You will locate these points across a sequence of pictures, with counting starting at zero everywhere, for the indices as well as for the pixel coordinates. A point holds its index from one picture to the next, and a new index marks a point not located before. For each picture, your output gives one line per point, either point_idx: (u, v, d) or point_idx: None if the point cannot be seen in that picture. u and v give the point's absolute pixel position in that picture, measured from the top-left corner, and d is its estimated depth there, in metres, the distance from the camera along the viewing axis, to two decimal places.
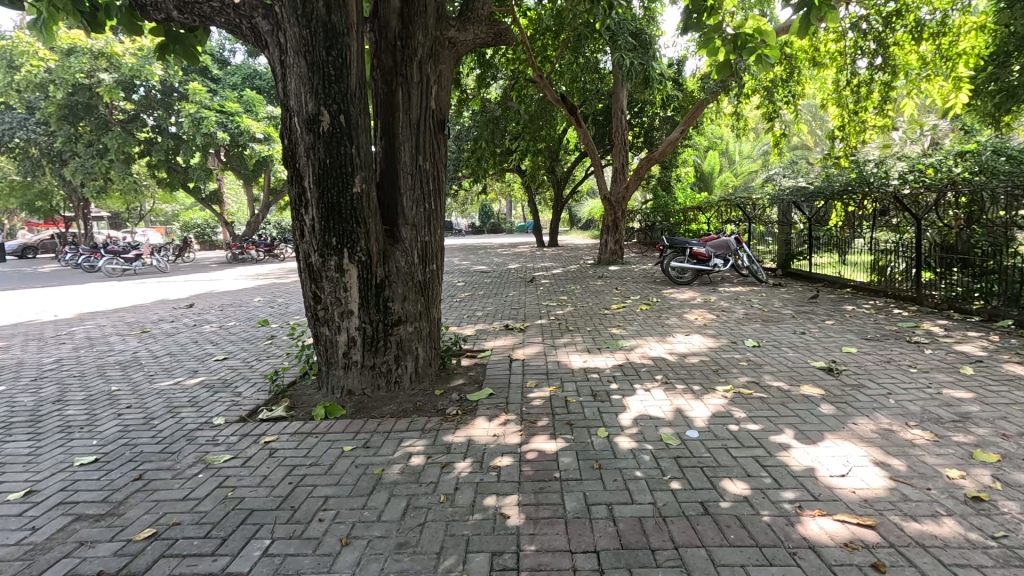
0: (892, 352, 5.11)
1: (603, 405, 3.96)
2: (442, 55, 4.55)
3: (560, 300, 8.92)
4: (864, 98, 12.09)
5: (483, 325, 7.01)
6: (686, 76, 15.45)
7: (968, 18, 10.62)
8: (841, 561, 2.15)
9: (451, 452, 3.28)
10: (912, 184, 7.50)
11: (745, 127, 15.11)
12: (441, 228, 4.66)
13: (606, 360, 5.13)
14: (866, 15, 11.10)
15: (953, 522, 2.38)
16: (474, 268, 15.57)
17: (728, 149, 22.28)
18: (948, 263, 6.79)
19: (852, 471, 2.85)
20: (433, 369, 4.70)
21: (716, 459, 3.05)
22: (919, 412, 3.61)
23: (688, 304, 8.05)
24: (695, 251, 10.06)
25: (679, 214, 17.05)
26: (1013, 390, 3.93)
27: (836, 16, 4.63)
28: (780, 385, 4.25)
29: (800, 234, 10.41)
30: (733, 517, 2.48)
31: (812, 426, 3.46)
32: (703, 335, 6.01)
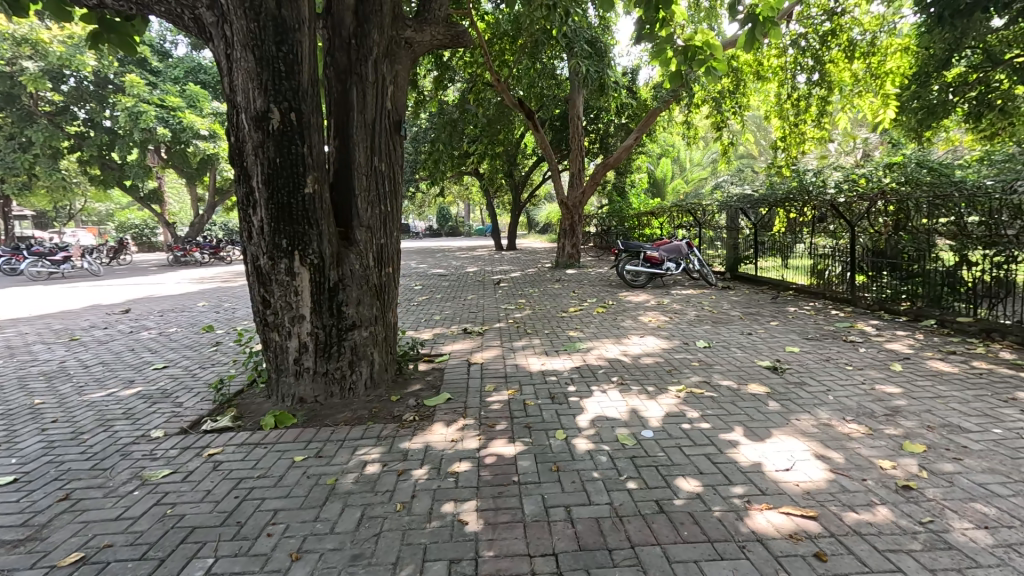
0: (830, 350, 5.42)
1: (561, 407, 4.00)
2: (399, 56, 4.48)
3: (518, 303, 8.96)
4: (804, 111, 12.81)
5: (441, 328, 6.94)
6: (640, 85, 15.89)
7: (895, 40, 11.45)
8: (787, 552, 2.24)
9: (408, 459, 3.21)
10: (847, 192, 7.97)
11: (695, 135, 15.69)
12: (397, 230, 4.59)
13: (564, 362, 5.19)
14: (805, 33, 11.80)
15: (886, 510, 2.53)
16: (433, 271, 15.41)
17: (680, 157, 23.02)
18: (879, 266, 7.33)
19: (796, 464, 2.99)
20: (388, 374, 4.60)
21: (670, 458, 3.13)
22: (855, 407, 3.84)
23: (643, 306, 8.26)
24: (648, 255, 10.36)
25: (634, 219, 17.52)
26: (936, 385, 4.25)
27: (778, 33, 4.89)
28: (728, 384, 4.42)
29: (746, 239, 10.90)
30: (687, 514, 2.55)
31: (759, 423, 3.61)
32: (657, 337, 6.18)
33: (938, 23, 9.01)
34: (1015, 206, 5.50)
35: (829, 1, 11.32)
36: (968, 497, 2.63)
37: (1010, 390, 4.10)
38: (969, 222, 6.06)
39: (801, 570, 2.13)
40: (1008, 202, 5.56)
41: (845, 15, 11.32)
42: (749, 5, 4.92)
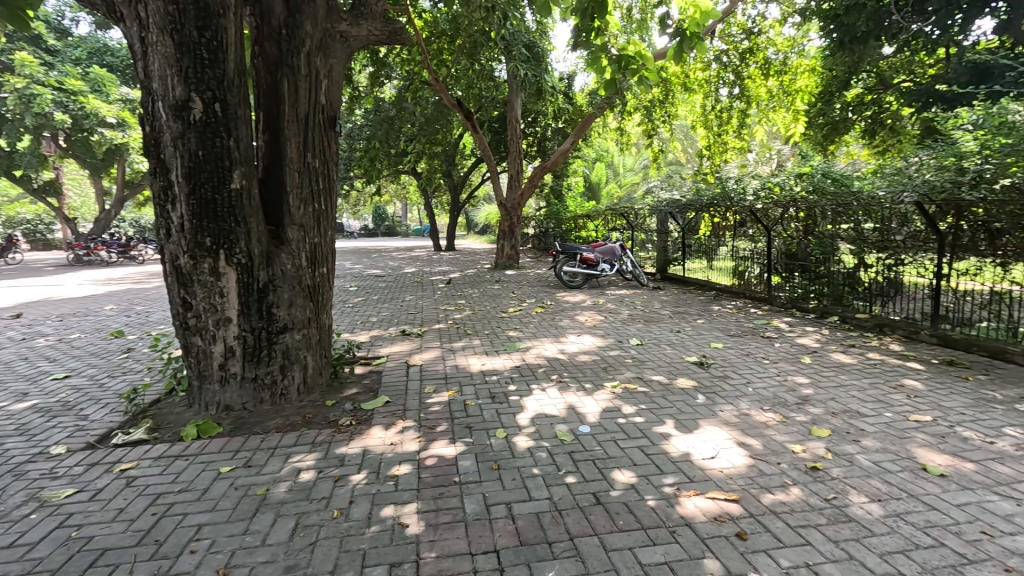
0: (749, 345, 5.84)
1: (501, 406, 4.03)
2: (333, 49, 4.33)
3: (457, 304, 8.92)
4: (726, 122, 13.71)
5: (378, 330, 6.78)
6: (575, 91, 16.32)
7: (803, 61, 12.54)
8: (712, 534, 2.40)
9: (345, 464, 3.12)
10: (764, 199, 8.59)
11: (628, 142, 16.34)
12: (332, 230, 4.44)
13: (504, 361, 5.24)
14: (726, 50, 12.65)
15: (798, 490, 2.77)
16: (369, 272, 15.00)
17: (614, 162, 23.72)
18: (791, 268, 7.99)
19: (720, 453, 3.20)
20: (323, 379, 4.44)
21: (606, 452, 3.25)
22: (771, 397, 4.17)
23: (579, 306, 8.49)
24: (585, 256, 10.66)
25: (571, 222, 17.96)
26: (840, 375, 4.70)
27: (704, 48, 5.19)
28: (660, 379, 4.65)
29: (675, 241, 11.47)
30: (622, 504, 2.66)
31: (687, 415, 3.82)
32: (593, 335, 6.37)
33: (839, 47, 10.21)
34: (902, 215, 6.16)
35: (747, 22, 12.23)
36: (865, 475, 2.93)
37: (899, 377, 4.61)
38: (864, 228, 6.71)
39: (724, 549, 2.29)
40: (897, 211, 6.21)
41: (761, 35, 12.28)
42: (677, 21, 5.20)
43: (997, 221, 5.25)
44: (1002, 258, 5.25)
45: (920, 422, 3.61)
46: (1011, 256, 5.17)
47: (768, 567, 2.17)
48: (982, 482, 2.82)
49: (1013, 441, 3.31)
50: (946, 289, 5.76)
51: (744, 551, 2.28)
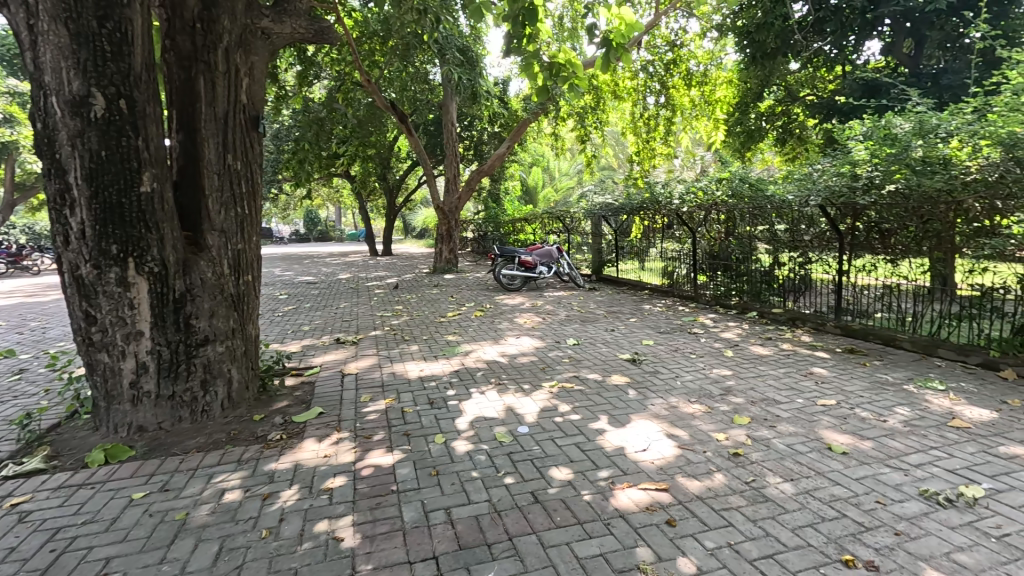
0: (677, 341, 6.17)
1: (440, 411, 4.00)
2: (254, 46, 4.12)
3: (395, 309, 8.75)
4: (653, 129, 14.38)
5: (310, 339, 6.52)
6: (510, 96, 16.55)
7: (721, 73, 13.45)
8: (644, 523, 2.50)
9: (275, 480, 2.98)
10: (689, 203, 9.08)
11: (562, 147, 16.71)
12: (257, 235, 4.23)
13: (442, 366, 5.20)
14: (652, 60, 13.29)
15: (722, 476, 2.95)
16: (301, 279, 14.37)
17: (549, 166, 24.24)
18: (715, 267, 8.52)
19: (651, 445, 3.36)
20: (249, 393, 4.20)
21: (544, 450, 3.31)
22: (698, 389, 4.42)
23: (518, 309, 8.59)
24: (523, 259, 10.80)
25: (508, 225, 18.13)
26: (758, 366, 5.06)
27: (629, 58, 5.44)
28: (595, 377, 4.80)
29: (609, 244, 11.88)
30: (559, 500, 2.72)
31: (621, 410, 3.97)
32: (531, 337, 6.47)
33: (753, 61, 10.99)
34: (809, 217, 6.73)
35: (670, 34, 12.92)
36: (780, 457, 3.17)
37: (808, 366, 5.04)
38: (776, 230, 7.29)
39: (655, 536, 2.40)
40: (805, 213, 6.80)
41: (683, 47, 13.04)
42: (604, 31, 5.41)
43: (887, 222, 5.86)
44: (893, 257, 5.82)
45: (826, 406, 3.96)
46: (901, 253, 5.73)
47: (694, 550, 2.30)
48: (878, 457, 3.13)
49: (902, 418, 3.71)
50: (846, 284, 6.35)
51: (673, 537, 2.40)
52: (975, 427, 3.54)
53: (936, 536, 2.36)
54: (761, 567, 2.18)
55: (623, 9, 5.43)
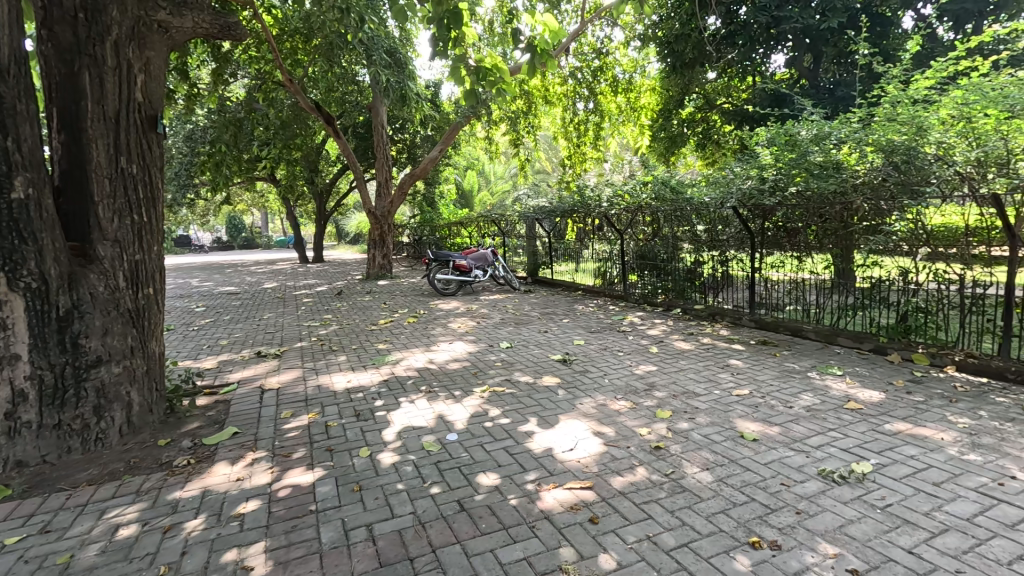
0: (606, 340, 6.35)
1: (366, 424, 3.86)
2: (149, 40, 3.76)
3: (324, 319, 8.40)
4: (583, 134, 14.77)
5: (228, 354, 6.11)
6: (442, 99, 16.41)
7: (645, 81, 14.10)
8: (568, 523, 2.53)
9: (179, 511, 2.75)
10: (616, 206, 9.38)
11: (496, 150, 16.79)
12: (158, 245, 3.89)
13: (371, 376, 5.04)
14: (580, 67, 13.65)
15: (643, 469, 3.05)
16: (221, 289, 13.46)
17: (484, 170, 24.28)
18: (642, 267, 8.88)
19: (578, 444, 3.41)
20: (154, 416, 3.86)
21: (472, 457, 3.28)
22: (624, 386, 4.55)
23: (452, 313, 8.51)
24: (457, 263, 10.67)
25: (444, 229, 17.98)
26: (681, 361, 5.29)
27: (554, 64, 5.50)
28: (526, 379, 4.83)
29: (543, 246, 12.05)
30: (485, 507, 2.70)
31: (550, 411, 4.02)
32: (464, 342, 6.42)
33: (673, 70, 11.62)
34: (725, 218, 7.14)
35: (596, 42, 13.36)
36: (697, 447, 3.32)
37: (726, 358, 5.34)
38: (696, 230, 7.69)
39: (578, 536, 2.43)
40: (721, 214, 7.19)
41: (609, 55, 13.53)
42: (529, 37, 5.43)
43: (795, 223, 6.25)
44: (801, 253, 6.22)
45: (740, 396, 4.20)
46: (807, 250, 6.14)
47: (615, 545, 2.35)
48: (784, 441, 3.36)
49: (806, 403, 4.00)
50: (758, 280, 6.81)
51: (595, 534, 2.44)
52: (866, 408, 3.89)
53: (831, 511, 2.55)
54: (676, 557, 2.26)
55: (547, 16, 5.48)
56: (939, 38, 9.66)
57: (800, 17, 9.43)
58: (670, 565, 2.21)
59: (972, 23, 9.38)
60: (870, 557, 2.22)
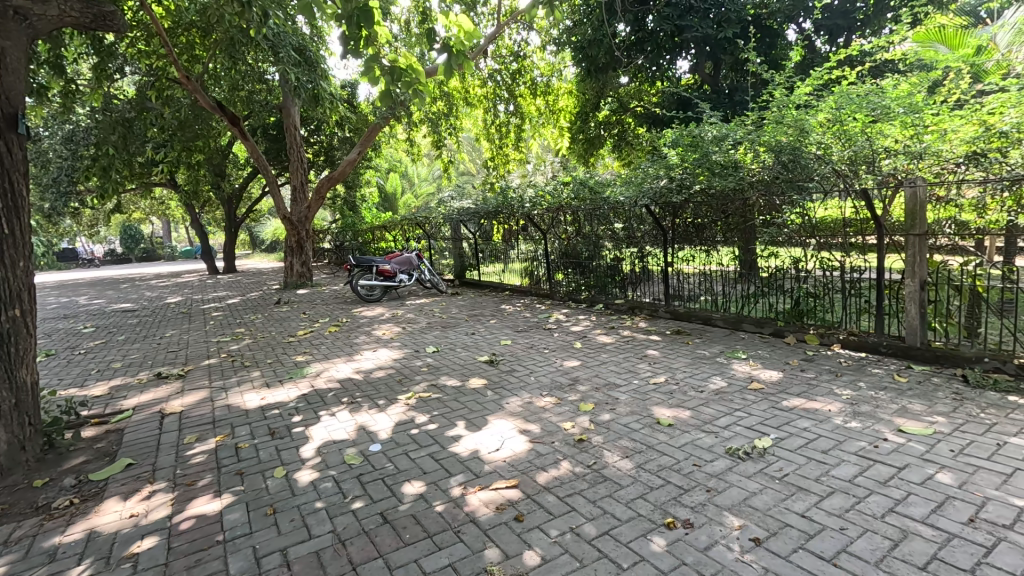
0: (532, 338, 6.45)
1: (281, 442, 3.64)
2: (5, 29, 3.31)
3: (235, 333, 7.82)
4: (505, 136, 14.92)
5: (122, 378, 5.54)
6: (360, 100, 15.90)
7: (562, 85, 14.46)
8: (493, 523, 2.53)
9: (59, 559, 2.44)
10: (539, 206, 9.55)
11: (418, 152, 16.51)
12: (26, 258, 3.44)
13: (289, 392, 4.75)
14: (499, 69, 13.75)
15: (567, 463, 3.11)
16: (115, 306, 12.20)
17: (407, 172, 23.84)
18: (566, 265, 9.12)
19: (504, 443, 3.42)
20: (28, 454, 3.41)
21: (397, 466, 3.19)
22: (550, 383, 4.63)
23: (377, 320, 8.26)
24: (381, 268, 10.35)
25: (368, 233, 17.49)
26: (603, 354, 5.48)
27: (470, 65, 5.49)
28: (453, 383, 4.78)
29: (470, 248, 12.06)
30: (409, 516, 2.64)
31: (477, 413, 4.00)
32: (389, 349, 6.26)
33: (588, 74, 12.05)
34: (640, 215, 7.45)
35: (514, 45, 13.47)
36: (618, 436, 3.45)
37: (644, 349, 5.60)
38: (615, 228, 7.99)
39: (503, 535, 2.43)
40: (635, 212, 7.51)
41: (527, 58, 13.71)
42: (444, 38, 5.37)
43: (702, 218, 6.64)
44: (709, 246, 6.62)
45: (656, 384, 4.43)
46: (714, 245, 6.55)
47: (540, 541, 2.38)
48: (696, 424, 3.57)
49: (715, 387, 4.29)
50: (671, 273, 7.21)
51: (520, 532, 2.45)
52: (767, 387, 4.23)
53: (736, 486, 2.74)
54: (598, 546, 2.32)
55: (461, 17, 5.45)
56: (817, 49, 10.70)
57: (700, 28, 10.12)
58: (592, 554, 2.27)
59: (843, 37, 10.47)
60: (770, 524, 2.40)
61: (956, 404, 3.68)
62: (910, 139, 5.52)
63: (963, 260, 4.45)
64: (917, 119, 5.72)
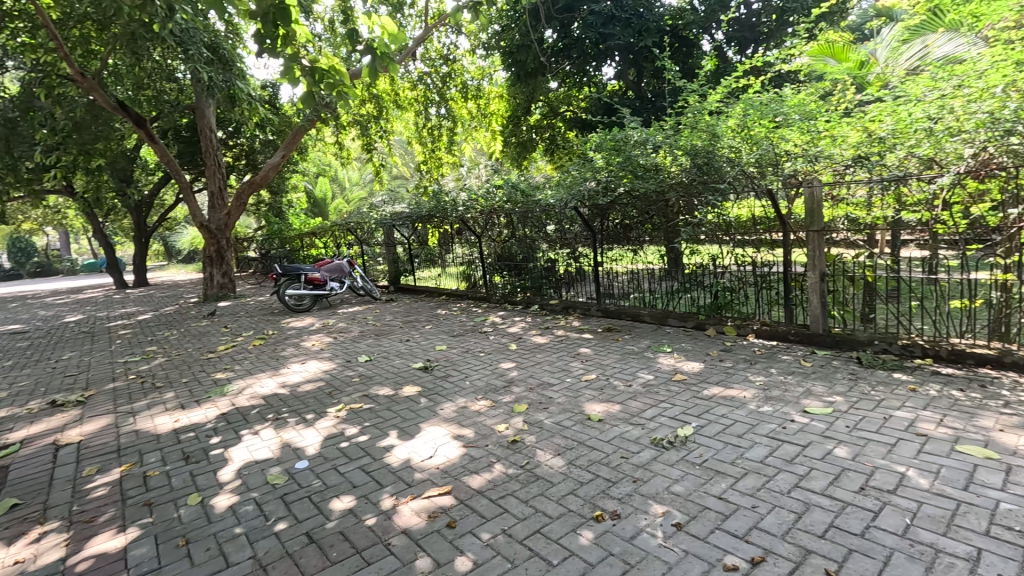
0: (467, 342, 6.43)
1: (197, 466, 3.40)
2: None
3: (146, 352, 7.21)
4: (437, 139, 14.83)
5: (8, 409, 4.94)
6: (283, 102, 15.20)
7: (493, 89, 14.56)
8: (425, 532, 2.49)
9: None
10: (472, 210, 9.55)
11: (348, 155, 16.01)
12: None
13: (206, 411, 4.45)
14: (429, 73, 13.62)
15: (501, 465, 3.13)
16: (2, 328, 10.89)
17: (337, 176, 23.10)
18: (502, 268, 9.19)
19: (437, 450, 3.39)
20: None
21: (324, 482, 3.06)
22: (485, 386, 4.63)
23: (307, 331, 7.91)
24: (309, 276, 9.91)
25: (296, 240, 16.73)
26: (537, 355, 5.56)
27: (396, 68, 5.38)
28: (386, 392, 4.67)
29: (404, 253, 11.85)
30: (337, 533, 2.54)
31: (410, 421, 3.93)
32: (319, 360, 6.01)
33: (518, 78, 12.36)
34: (570, 217, 7.62)
35: (443, 49, 13.43)
36: (550, 435, 3.51)
37: (577, 348, 5.73)
38: (547, 230, 8.13)
39: (435, 543, 2.40)
40: (566, 214, 7.67)
41: (456, 62, 13.71)
42: (367, 39, 5.22)
43: (629, 218, 6.90)
44: (637, 246, 6.87)
45: (587, 381, 4.54)
46: (641, 244, 6.81)
47: (472, 545, 2.37)
48: (625, 417, 3.70)
49: (643, 380, 4.47)
50: (602, 273, 7.43)
51: (452, 538, 2.43)
52: (689, 377, 4.47)
53: (660, 475, 2.86)
54: (530, 545, 2.35)
55: (384, 18, 5.31)
56: (729, 59, 11.43)
57: (622, 36, 10.56)
58: (523, 553, 2.29)
59: (751, 48, 11.28)
60: (690, 509, 2.53)
61: (851, 384, 4.06)
62: (808, 143, 6.03)
63: (855, 253, 4.91)
64: (811, 125, 6.21)
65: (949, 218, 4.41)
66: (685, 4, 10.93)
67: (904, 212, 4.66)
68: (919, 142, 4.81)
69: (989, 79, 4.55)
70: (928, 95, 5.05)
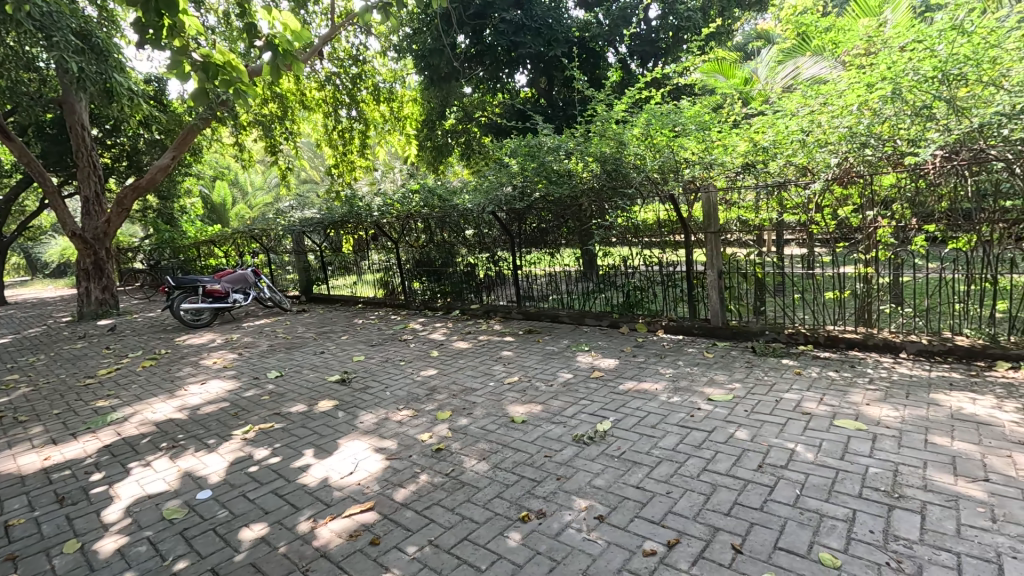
0: (387, 351, 6.24)
1: (76, 508, 2.99)
2: None
3: (5, 382, 6.22)
4: (349, 142, 14.43)
5: None
6: (171, 98, 13.87)
7: (406, 92, 14.33)
8: (347, 553, 2.38)
9: None
10: (387, 215, 9.29)
11: (250, 158, 14.95)
12: None
13: (84, 445, 3.92)
14: (337, 73, 13.06)
15: (425, 475, 3.06)
16: None
17: (238, 179, 21.52)
18: (420, 274, 9.05)
19: (358, 465, 3.25)
20: None
21: (232, 511, 2.82)
22: (406, 395, 4.51)
23: (207, 348, 7.25)
24: (208, 289, 9.08)
25: (191, 249, 15.33)
26: (460, 360, 5.52)
27: (300, 67, 5.08)
28: (300, 408, 4.40)
29: (316, 261, 11.28)
30: (248, 566, 2.35)
31: (328, 438, 3.73)
32: (221, 379, 5.53)
33: (432, 82, 12.24)
34: (488, 221, 7.66)
35: (352, 49, 12.99)
36: (475, 440, 3.49)
37: (499, 351, 5.77)
38: (466, 235, 8.11)
39: (358, 563, 2.30)
40: (484, 218, 7.69)
41: (366, 63, 13.31)
42: (267, 34, 4.88)
43: (545, 223, 7.04)
44: (554, 249, 7.05)
45: (510, 383, 4.58)
46: (558, 246, 6.99)
47: (397, 561, 2.30)
48: (547, 417, 3.78)
49: (564, 380, 4.59)
50: (521, 275, 7.55)
51: (376, 556, 2.34)
52: (606, 373, 4.66)
53: (582, 470, 2.95)
54: (458, 553, 2.32)
55: (286, 14, 5.02)
56: (632, 71, 12.10)
57: (534, 45, 10.78)
58: (451, 563, 2.26)
59: (652, 62, 12.01)
60: (611, 500, 2.64)
61: (748, 371, 4.45)
62: (705, 152, 6.55)
63: (746, 252, 5.42)
64: (706, 134, 6.80)
65: (821, 219, 4.95)
66: (591, 18, 11.43)
67: (785, 214, 5.14)
68: (795, 152, 5.35)
69: (848, 99, 5.12)
70: (801, 111, 5.68)
